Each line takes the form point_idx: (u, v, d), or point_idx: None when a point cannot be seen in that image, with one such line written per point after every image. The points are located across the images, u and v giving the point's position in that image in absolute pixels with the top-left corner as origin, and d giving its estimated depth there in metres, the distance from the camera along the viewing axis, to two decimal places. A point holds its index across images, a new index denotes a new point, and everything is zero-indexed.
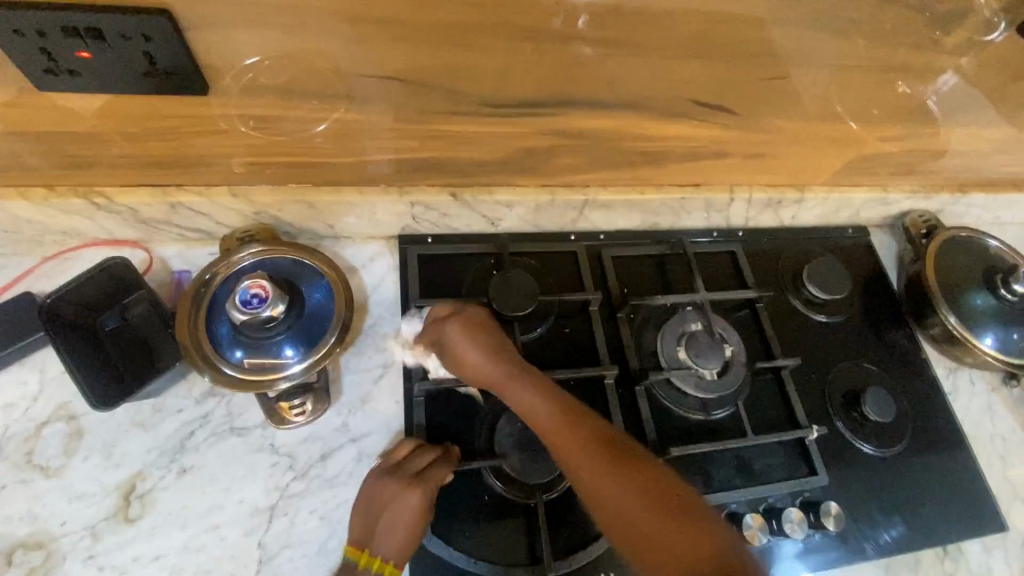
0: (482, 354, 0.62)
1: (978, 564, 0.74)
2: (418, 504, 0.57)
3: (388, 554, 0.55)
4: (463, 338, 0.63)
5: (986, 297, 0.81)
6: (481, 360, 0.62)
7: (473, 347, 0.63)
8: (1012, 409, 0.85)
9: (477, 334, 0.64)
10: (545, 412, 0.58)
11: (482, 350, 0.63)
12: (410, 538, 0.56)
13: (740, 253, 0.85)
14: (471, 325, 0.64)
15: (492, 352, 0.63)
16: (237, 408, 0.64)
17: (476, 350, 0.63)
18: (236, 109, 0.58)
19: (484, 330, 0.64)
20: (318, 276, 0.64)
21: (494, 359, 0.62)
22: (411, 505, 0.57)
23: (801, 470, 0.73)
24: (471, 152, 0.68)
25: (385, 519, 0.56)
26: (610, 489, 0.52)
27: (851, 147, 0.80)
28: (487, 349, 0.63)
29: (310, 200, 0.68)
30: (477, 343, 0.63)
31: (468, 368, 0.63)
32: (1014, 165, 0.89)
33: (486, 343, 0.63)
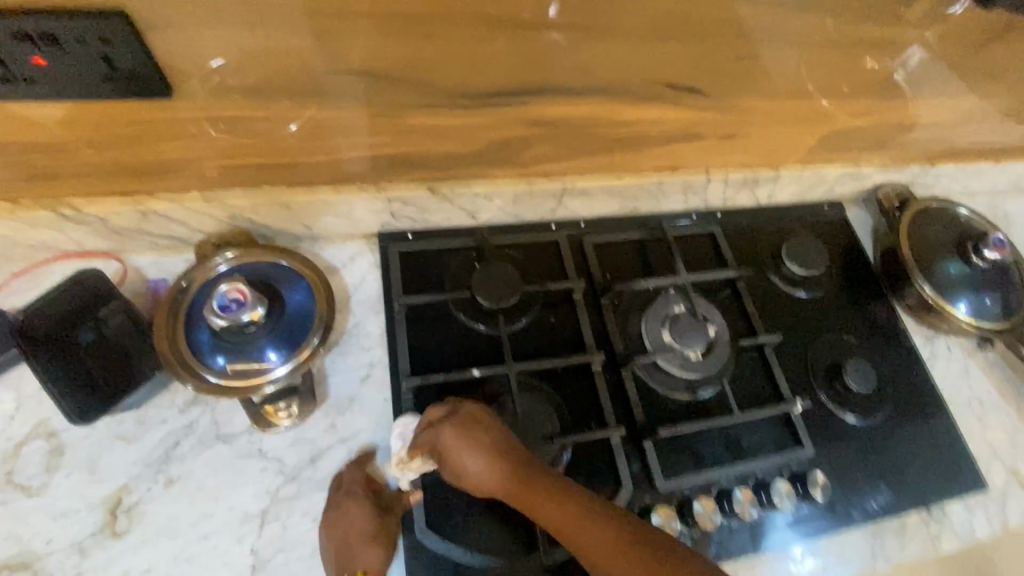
0: (495, 451, 0.56)
1: (961, 524, 0.76)
2: (365, 509, 0.59)
3: (356, 561, 0.57)
4: (470, 433, 0.57)
5: (959, 265, 0.83)
6: (493, 456, 0.56)
7: (484, 441, 0.57)
8: (988, 372, 0.87)
9: (485, 426, 0.58)
10: (559, 516, 0.52)
11: (494, 445, 0.56)
12: (368, 544, 0.58)
13: (720, 235, 0.86)
14: (477, 419, 0.58)
15: (505, 449, 0.56)
16: (222, 415, 0.63)
17: (487, 447, 0.56)
18: (206, 112, 0.57)
19: (492, 426, 0.58)
20: (297, 278, 0.64)
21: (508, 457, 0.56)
22: (360, 511, 0.59)
23: (788, 443, 0.74)
24: (447, 145, 0.68)
25: (346, 533, 0.58)
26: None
27: (820, 124, 0.81)
28: (498, 444, 0.56)
29: (285, 202, 0.67)
30: (484, 442, 0.56)
31: (479, 471, 0.56)
32: (979, 135, 0.91)
33: (496, 436, 0.57)
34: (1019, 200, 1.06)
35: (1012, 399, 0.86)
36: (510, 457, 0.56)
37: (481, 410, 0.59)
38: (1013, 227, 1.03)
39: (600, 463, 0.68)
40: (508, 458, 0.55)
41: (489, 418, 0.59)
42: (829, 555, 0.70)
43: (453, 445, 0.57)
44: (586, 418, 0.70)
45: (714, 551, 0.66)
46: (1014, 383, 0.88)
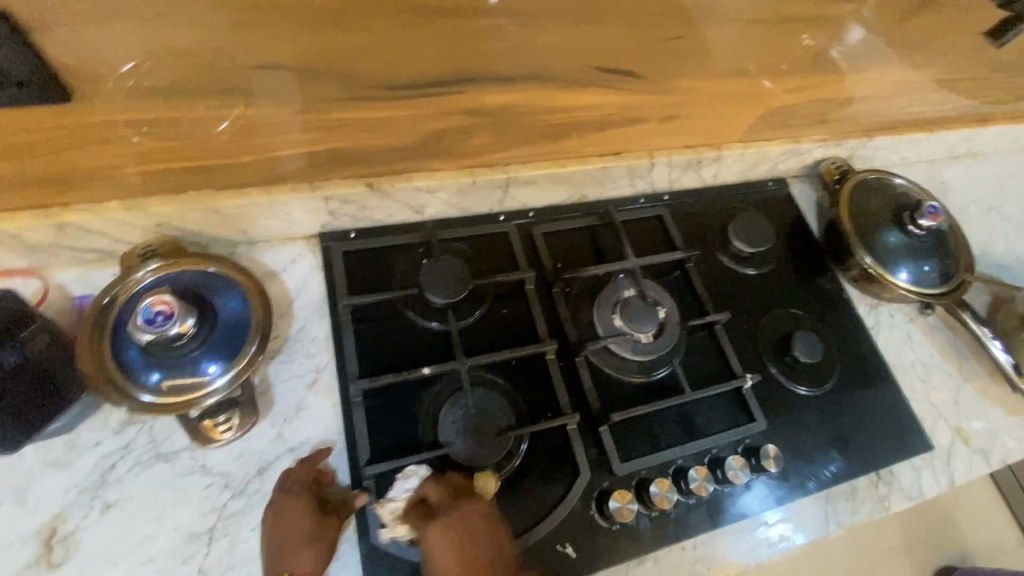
0: (478, 557, 0.57)
1: (909, 483, 0.79)
2: (302, 510, 0.57)
3: (288, 563, 0.55)
4: (460, 531, 0.57)
5: (898, 235, 0.86)
6: (475, 561, 0.56)
7: (470, 543, 0.57)
8: (929, 335, 0.91)
9: (472, 528, 0.58)
10: None
11: (478, 548, 0.57)
12: (302, 549, 0.55)
13: (667, 216, 0.86)
14: (468, 516, 0.58)
15: (487, 554, 0.57)
16: (161, 433, 0.61)
17: (468, 551, 0.57)
18: (123, 115, 0.54)
19: (479, 529, 0.58)
20: (230, 285, 0.61)
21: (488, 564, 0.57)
22: (298, 511, 0.57)
23: (741, 417, 0.75)
24: (384, 139, 0.66)
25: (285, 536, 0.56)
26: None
27: (760, 103, 0.83)
28: (479, 550, 0.57)
29: (215, 207, 0.64)
30: (473, 540, 0.57)
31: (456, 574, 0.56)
32: (911, 106, 0.94)
33: (480, 542, 0.58)
34: (953, 167, 1.10)
35: (954, 360, 0.89)
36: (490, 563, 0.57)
37: (485, 508, 0.60)
38: (949, 194, 1.07)
39: (558, 452, 0.68)
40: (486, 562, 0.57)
41: (478, 519, 0.59)
42: (786, 523, 0.72)
43: (439, 540, 0.57)
44: (542, 408, 0.69)
45: (673, 530, 0.67)
46: (955, 344, 0.91)
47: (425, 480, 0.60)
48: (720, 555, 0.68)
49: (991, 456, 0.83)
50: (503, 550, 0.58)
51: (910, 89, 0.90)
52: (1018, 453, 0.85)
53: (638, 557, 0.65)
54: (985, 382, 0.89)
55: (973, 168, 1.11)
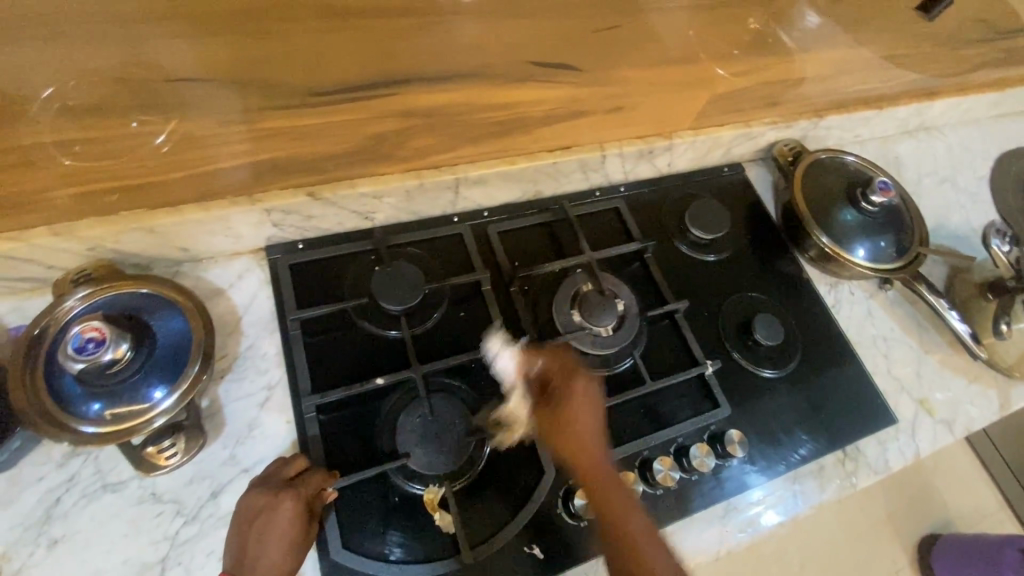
0: (593, 427, 0.61)
1: (876, 458, 0.79)
2: (290, 513, 0.54)
3: (262, 571, 0.53)
4: (575, 402, 0.62)
5: (853, 213, 0.87)
6: (576, 422, 0.61)
7: (582, 410, 0.62)
8: (889, 310, 0.91)
9: (578, 406, 0.62)
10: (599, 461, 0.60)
11: (593, 417, 0.62)
12: (282, 556, 0.53)
13: (624, 208, 0.86)
14: (586, 390, 0.63)
15: (594, 429, 0.62)
16: (107, 463, 0.59)
17: (568, 412, 0.62)
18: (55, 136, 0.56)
19: (583, 404, 0.62)
20: (169, 306, 0.60)
21: (594, 432, 0.61)
22: (287, 515, 0.54)
23: (705, 404, 0.75)
24: (324, 145, 0.65)
25: (256, 533, 0.53)
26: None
27: (705, 88, 0.83)
28: (582, 425, 0.61)
29: (150, 226, 0.60)
30: (570, 403, 0.62)
31: (558, 418, 0.61)
32: (857, 84, 0.95)
33: (581, 414, 0.61)
34: (907, 142, 1.11)
35: (915, 333, 0.90)
36: (581, 426, 0.61)
37: (589, 388, 0.63)
38: (904, 169, 1.08)
39: (521, 453, 0.67)
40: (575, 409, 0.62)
41: (582, 395, 0.63)
42: (754, 507, 0.72)
43: (552, 407, 0.62)
44: (503, 409, 0.68)
45: None
46: (915, 317, 0.92)
47: (523, 355, 0.68)
48: (689, 544, 0.68)
49: (955, 425, 0.84)
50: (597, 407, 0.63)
51: (852, 67, 0.91)
52: (981, 420, 0.86)
53: (608, 553, 0.65)
54: (946, 352, 0.90)
55: (926, 142, 1.12)
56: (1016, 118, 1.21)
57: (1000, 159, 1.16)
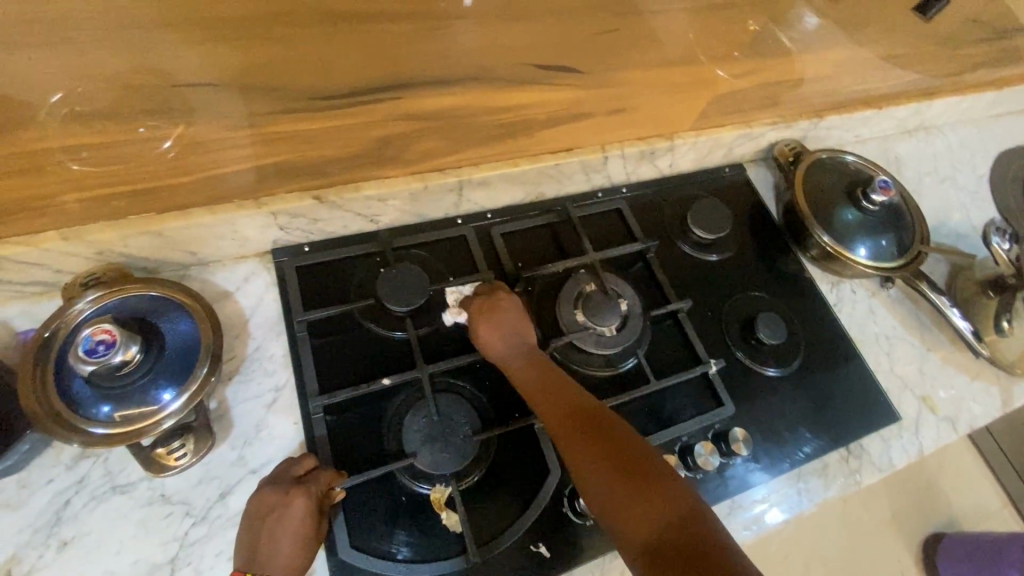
0: (508, 322, 0.67)
1: (879, 456, 0.79)
2: (301, 511, 0.55)
3: (274, 570, 0.53)
4: (500, 304, 0.68)
5: (855, 212, 0.87)
6: (488, 323, 0.67)
7: (494, 311, 0.68)
8: (891, 308, 0.92)
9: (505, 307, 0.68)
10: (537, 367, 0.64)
11: (505, 314, 0.68)
12: (293, 555, 0.54)
13: (626, 210, 0.87)
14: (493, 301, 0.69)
15: (512, 325, 0.67)
16: (116, 465, 0.59)
17: (498, 316, 0.67)
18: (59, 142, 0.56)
19: (509, 306, 0.69)
20: (177, 308, 0.61)
21: (504, 322, 0.67)
22: (298, 513, 0.55)
23: (709, 403, 0.76)
24: (329, 148, 0.66)
25: (268, 530, 0.54)
26: (585, 477, 0.55)
27: (706, 89, 0.84)
28: (508, 322, 0.67)
29: (158, 230, 0.62)
30: (500, 308, 0.68)
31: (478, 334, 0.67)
32: (857, 84, 0.96)
33: (507, 313, 0.68)
34: (907, 141, 1.12)
35: (917, 331, 0.91)
36: (513, 330, 0.67)
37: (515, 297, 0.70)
38: (904, 168, 1.09)
39: (526, 453, 0.67)
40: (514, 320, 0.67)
41: (509, 300, 0.69)
42: (758, 505, 0.72)
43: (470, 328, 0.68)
44: (508, 409, 0.69)
45: None
46: (917, 315, 0.93)
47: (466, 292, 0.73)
48: None
49: (958, 422, 0.85)
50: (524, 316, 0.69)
51: (850, 67, 0.92)
52: (983, 417, 0.86)
53: (614, 551, 0.65)
54: (948, 350, 0.91)
55: (926, 141, 1.13)
56: (1016, 116, 1.22)
57: (1000, 158, 1.16)
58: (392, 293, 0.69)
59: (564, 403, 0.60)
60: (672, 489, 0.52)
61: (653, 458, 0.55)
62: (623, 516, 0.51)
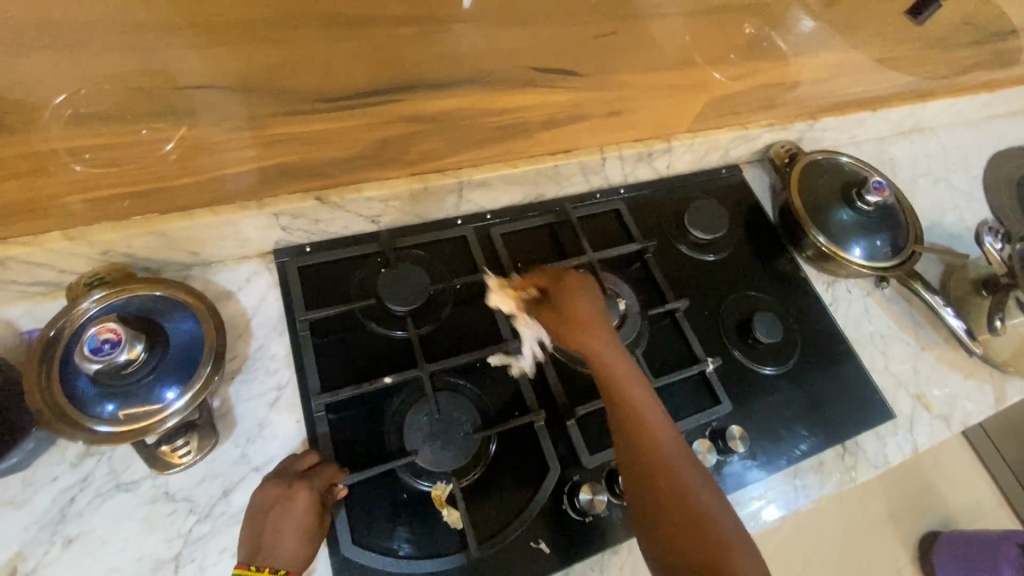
0: (599, 314, 0.65)
1: (874, 453, 0.80)
2: (303, 504, 0.56)
3: (278, 563, 0.54)
4: (577, 303, 0.65)
5: (850, 212, 0.88)
6: (584, 313, 0.65)
7: (588, 301, 0.66)
8: (886, 308, 0.93)
9: (582, 306, 0.65)
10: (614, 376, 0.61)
11: (597, 307, 0.66)
12: (297, 546, 0.54)
13: (624, 210, 0.88)
14: (584, 289, 0.67)
15: (602, 318, 0.65)
16: (120, 463, 0.60)
17: (576, 314, 0.65)
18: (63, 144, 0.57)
19: (586, 306, 0.65)
20: (181, 308, 0.61)
21: (597, 316, 0.65)
22: (301, 505, 0.56)
23: (706, 401, 0.77)
24: (330, 150, 0.67)
25: (272, 524, 0.55)
26: (649, 506, 0.55)
27: (703, 92, 0.85)
28: (587, 323, 0.64)
29: (161, 230, 0.63)
30: (578, 306, 0.65)
31: (570, 319, 0.64)
32: (851, 87, 0.97)
33: (586, 313, 0.65)
34: (902, 143, 1.13)
35: (911, 330, 0.92)
36: (592, 333, 0.63)
37: (591, 296, 0.66)
38: (898, 169, 1.10)
39: (526, 451, 0.68)
40: (592, 322, 0.64)
41: (586, 300, 0.66)
42: (755, 501, 0.73)
43: (551, 307, 0.67)
44: (508, 407, 0.70)
45: None
46: (912, 314, 0.94)
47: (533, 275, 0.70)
48: None
49: (952, 420, 0.86)
50: (603, 319, 0.65)
51: (845, 70, 0.93)
52: (977, 415, 0.87)
53: (613, 547, 0.66)
54: (942, 349, 0.92)
55: (920, 143, 1.14)
56: (1009, 118, 1.23)
57: (993, 159, 1.18)
58: (393, 294, 0.70)
59: (638, 421, 0.58)
60: (733, 548, 0.52)
61: (717, 508, 0.54)
62: (682, 560, 0.52)
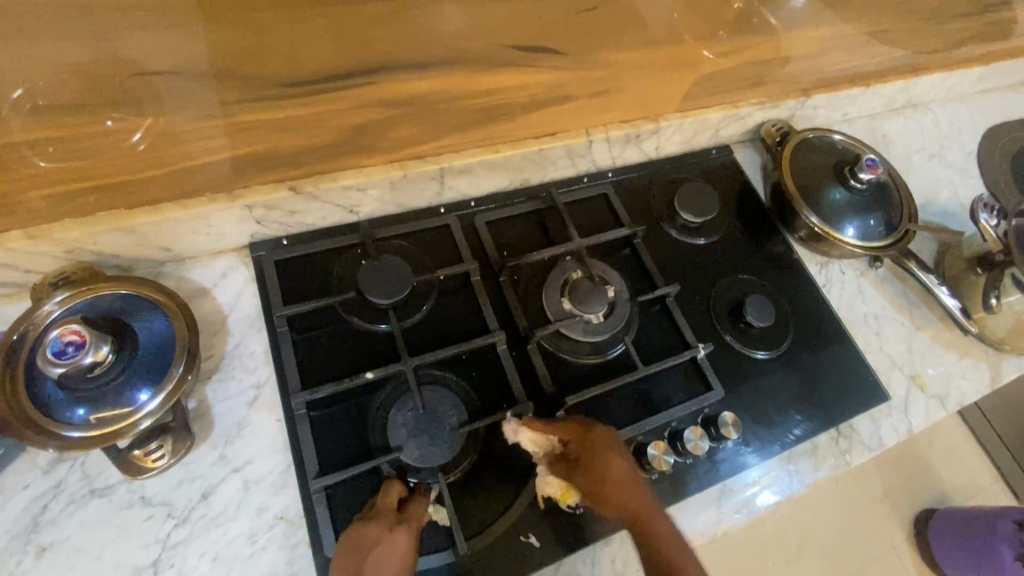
0: (633, 465, 0.61)
1: (869, 435, 0.79)
2: (407, 546, 0.54)
3: None
4: (602, 464, 0.59)
5: (842, 191, 0.86)
6: (611, 476, 0.59)
7: (623, 453, 0.61)
8: (879, 288, 0.91)
9: (607, 465, 0.59)
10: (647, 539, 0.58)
11: (630, 456, 0.62)
12: None
13: (612, 194, 0.86)
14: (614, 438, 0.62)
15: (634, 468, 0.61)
16: (94, 468, 0.58)
17: (600, 476, 0.59)
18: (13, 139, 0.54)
19: (613, 466, 0.59)
20: (151, 307, 0.59)
21: (625, 476, 0.59)
22: (400, 546, 0.54)
23: (698, 388, 0.75)
24: (302, 137, 0.63)
25: (372, 567, 0.52)
26: None
27: (690, 69, 0.81)
28: (612, 485, 0.59)
29: (128, 226, 0.60)
30: (601, 468, 0.59)
31: (592, 483, 0.59)
32: (844, 61, 0.94)
33: (613, 472, 0.59)
34: (896, 119, 1.11)
35: (905, 310, 0.91)
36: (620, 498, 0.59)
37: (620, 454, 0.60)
38: (892, 146, 1.08)
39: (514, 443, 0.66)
40: (617, 484, 0.59)
41: (611, 460, 0.59)
42: (750, 488, 0.72)
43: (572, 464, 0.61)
44: (495, 400, 0.68)
45: None
46: (906, 294, 0.92)
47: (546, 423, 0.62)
48: (685, 527, 0.69)
49: (947, 400, 0.85)
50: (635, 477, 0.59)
51: (839, 44, 0.90)
52: (973, 394, 0.86)
53: (605, 539, 0.65)
54: (937, 329, 0.90)
55: (914, 119, 1.12)
56: (1002, 92, 1.22)
57: (988, 133, 1.16)
58: (373, 286, 0.67)
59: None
60: None
61: None
62: None
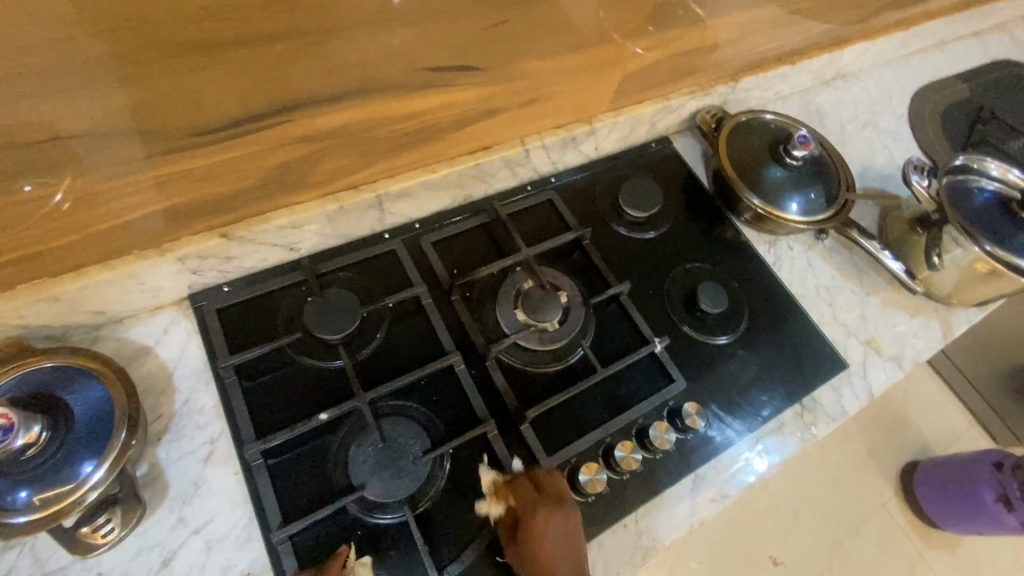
0: (563, 555, 0.57)
1: (832, 405, 0.81)
2: None
3: None
4: (544, 521, 0.58)
5: (780, 169, 0.88)
6: (548, 535, 0.57)
7: (552, 541, 0.57)
8: (828, 259, 0.94)
9: (551, 525, 0.58)
10: None
11: (564, 546, 0.58)
12: None
13: (557, 200, 0.86)
14: (556, 528, 0.58)
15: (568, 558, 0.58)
16: (44, 551, 0.55)
17: (542, 531, 0.58)
18: None
19: (556, 527, 0.58)
20: (86, 376, 0.57)
21: (564, 539, 0.58)
22: None
23: (661, 381, 0.76)
24: (226, 184, 0.61)
25: None
26: None
27: (617, 69, 0.81)
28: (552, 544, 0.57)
29: (54, 294, 0.59)
30: (543, 525, 0.58)
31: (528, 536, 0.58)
32: (767, 43, 0.96)
33: (557, 535, 0.58)
34: (828, 92, 1.14)
35: (854, 277, 0.93)
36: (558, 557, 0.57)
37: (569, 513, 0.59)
38: (826, 118, 1.11)
39: (482, 463, 0.66)
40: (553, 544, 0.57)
41: (555, 518, 0.58)
42: (723, 475, 0.72)
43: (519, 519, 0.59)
44: (458, 422, 0.67)
45: (610, 511, 0.67)
46: (853, 262, 0.95)
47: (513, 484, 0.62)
48: (663, 524, 0.68)
49: (903, 360, 0.87)
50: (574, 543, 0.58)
51: (760, 26, 0.91)
52: (927, 351, 0.89)
53: None
54: (887, 292, 0.93)
55: (845, 89, 1.15)
56: (925, 54, 1.26)
57: (917, 95, 1.20)
58: (319, 324, 0.66)
59: None
60: None
61: None
62: None
